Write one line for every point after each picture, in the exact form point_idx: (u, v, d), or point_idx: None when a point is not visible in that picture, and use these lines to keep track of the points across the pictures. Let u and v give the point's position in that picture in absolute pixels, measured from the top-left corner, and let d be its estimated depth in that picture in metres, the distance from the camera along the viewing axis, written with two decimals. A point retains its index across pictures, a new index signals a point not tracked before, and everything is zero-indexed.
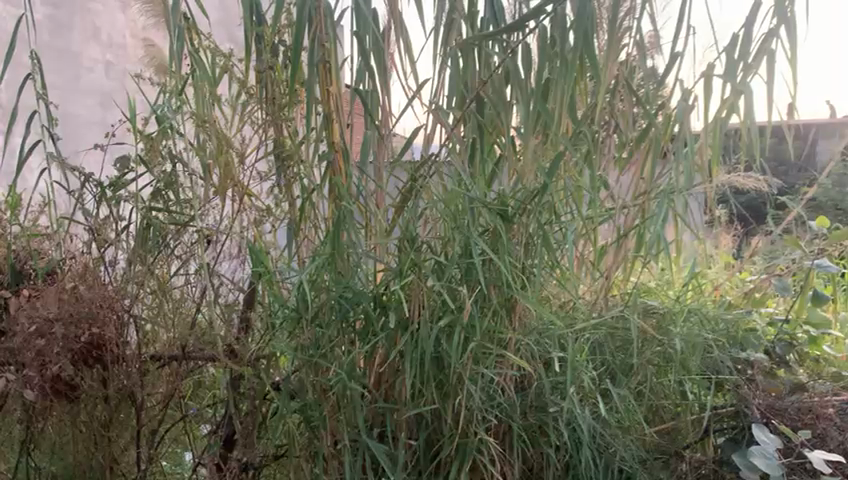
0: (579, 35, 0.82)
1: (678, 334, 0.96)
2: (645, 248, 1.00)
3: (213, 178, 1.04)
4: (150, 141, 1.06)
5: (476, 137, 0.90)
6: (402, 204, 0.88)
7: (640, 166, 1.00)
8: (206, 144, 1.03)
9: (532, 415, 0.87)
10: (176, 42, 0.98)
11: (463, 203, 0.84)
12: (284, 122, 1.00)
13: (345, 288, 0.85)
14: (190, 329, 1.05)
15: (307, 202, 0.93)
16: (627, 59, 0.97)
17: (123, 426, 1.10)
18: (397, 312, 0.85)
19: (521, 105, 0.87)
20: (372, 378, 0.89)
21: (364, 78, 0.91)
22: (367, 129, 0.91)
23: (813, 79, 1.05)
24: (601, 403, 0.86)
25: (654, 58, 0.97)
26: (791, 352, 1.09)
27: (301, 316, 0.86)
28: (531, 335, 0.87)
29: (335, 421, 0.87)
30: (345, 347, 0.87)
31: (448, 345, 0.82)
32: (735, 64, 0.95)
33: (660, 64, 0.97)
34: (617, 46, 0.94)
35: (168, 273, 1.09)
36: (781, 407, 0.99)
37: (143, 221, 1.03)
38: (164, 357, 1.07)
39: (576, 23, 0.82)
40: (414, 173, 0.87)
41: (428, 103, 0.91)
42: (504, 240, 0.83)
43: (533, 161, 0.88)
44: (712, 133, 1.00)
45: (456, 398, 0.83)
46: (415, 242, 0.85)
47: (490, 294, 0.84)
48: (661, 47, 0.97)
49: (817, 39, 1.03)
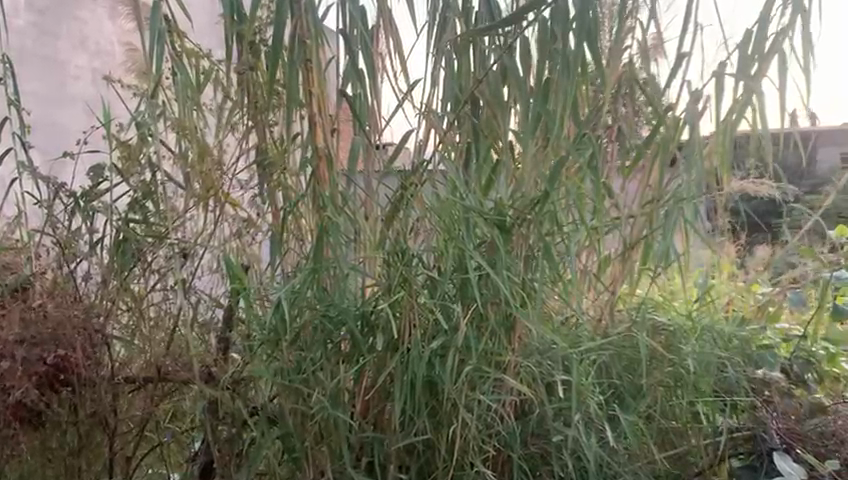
0: (583, 34, 0.79)
1: (691, 353, 0.90)
2: (651, 261, 0.95)
3: (194, 187, 0.98)
4: (129, 149, 1.01)
5: (472, 142, 0.84)
6: (392, 214, 0.81)
7: (646, 174, 0.94)
8: (188, 152, 0.97)
9: (533, 444, 0.80)
10: (156, 43, 0.92)
11: (459, 212, 0.77)
12: (267, 126, 0.95)
13: (329, 306, 0.80)
14: (167, 349, 1.00)
15: (291, 213, 0.89)
16: (630, 62, 0.91)
17: (95, 453, 1.02)
18: (385, 333, 0.77)
19: (520, 106, 0.80)
20: (360, 407, 0.81)
21: (353, 80, 0.86)
22: (355, 134, 0.86)
23: (823, 80, 1.02)
24: (610, 431, 0.79)
25: (658, 63, 0.92)
26: (808, 371, 1.03)
27: (280, 337, 0.80)
28: (534, 355, 0.80)
29: (317, 453, 0.81)
30: (329, 372, 0.79)
31: (441, 370, 0.76)
32: (750, 61, 0.90)
33: (665, 69, 0.93)
34: (620, 47, 0.90)
35: (144, 288, 1.01)
36: (803, 432, 0.95)
37: (118, 236, 0.97)
38: (138, 380, 1.00)
39: (579, 19, 0.79)
40: (406, 181, 0.80)
41: (419, 105, 0.85)
42: (501, 253, 0.77)
43: (533, 166, 0.81)
44: (724, 134, 0.93)
45: (451, 425, 0.76)
46: (406, 254, 0.79)
47: (487, 314, 0.77)
48: (666, 49, 0.93)
49: (829, 44, 1.00)
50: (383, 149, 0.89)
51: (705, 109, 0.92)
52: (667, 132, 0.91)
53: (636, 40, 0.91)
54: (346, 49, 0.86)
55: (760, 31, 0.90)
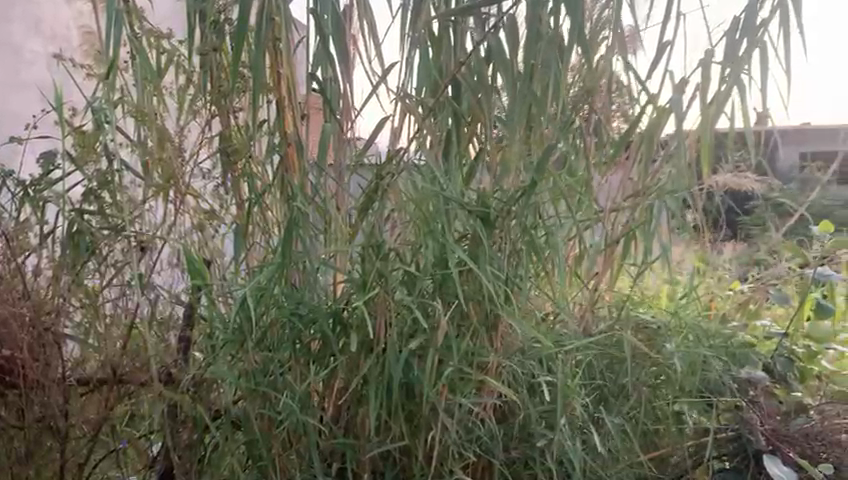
0: (575, 32, 0.76)
1: (676, 351, 0.86)
2: (628, 255, 0.93)
3: (153, 177, 0.92)
4: (82, 136, 0.93)
5: (451, 128, 0.79)
6: (364, 206, 0.75)
7: (628, 167, 0.91)
8: (146, 139, 0.92)
9: (515, 449, 0.76)
10: (113, 25, 0.85)
11: (436, 205, 0.73)
12: (231, 113, 0.90)
13: (298, 304, 0.74)
14: (123, 351, 0.93)
15: (257, 204, 0.84)
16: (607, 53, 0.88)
17: (44, 461, 0.95)
18: (360, 332, 0.72)
19: (506, 87, 0.76)
20: (330, 411, 0.77)
21: (323, 63, 0.81)
22: (326, 121, 0.80)
23: (810, 78, 0.99)
24: (596, 435, 0.75)
25: (636, 54, 0.90)
26: (791, 369, 1.00)
27: (245, 338, 0.74)
28: (515, 356, 0.76)
29: (285, 460, 0.76)
30: (297, 374, 0.75)
31: (420, 371, 0.71)
32: (736, 45, 0.86)
33: (642, 60, 0.91)
34: (598, 37, 0.86)
35: (100, 284, 0.95)
36: (787, 434, 0.91)
37: (70, 227, 0.91)
38: (91, 381, 0.94)
39: (571, 8, 0.75)
40: (380, 170, 0.74)
41: (395, 90, 0.79)
42: (484, 248, 0.72)
43: (519, 154, 0.77)
44: (707, 129, 0.89)
45: (429, 431, 0.71)
46: (381, 249, 0.73)
47: (470, 312, 0.73)
48: (642, 39, 0.90)
49: (818, 38, 0.98)
50: (351, 142, 0.83)
51: (691, 108, 0.89)
52: (647, 129, 0.88)
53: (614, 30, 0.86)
54: (316, 30, 0.79)
55: (749, 19, 0.85)
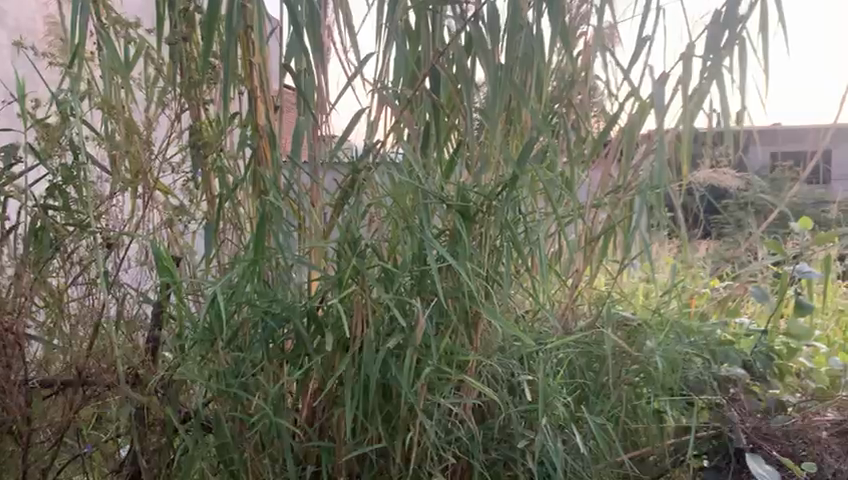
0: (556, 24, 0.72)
1: (656, 349, 0.85)
2: (610, 251, 0.91)
3: (121, 171, 0.89)
4: (46, 128, 0.89)
5: (430, 121, 0.77)
6: (341, 201, 0.74)
7: (609, 160, 0.88)
8: (114, 133, 0.89)
9: (494, 450, 0.74)
10: (79, 13, 0.81)
11: (416, 199, 0.71)
12: (202, 105, 0.88)
13: (271, 303, 0.71)
14: (89, 352, 0.89)
15: (229, 200, 0.81)
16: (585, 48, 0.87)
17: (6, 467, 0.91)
18: (336, 330, 0.70)
19: (487, 79, 0.73)
20: (305, 414, 0.75)
21: (297, 54, 0.77)
22: (301, 114, 0.78)
23: (790, 77, 0.99)
24: (578, 435, 0.74)
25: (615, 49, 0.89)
26: (771, 366, 1.00)
27: (216, 338, 0.71)
28: (495, 355, 0.74)
29: (257, 463, 0.74)
30: (270, 374, 0.73)
31: (398, 371, 0.69)
32: (719, 39, 0.85)
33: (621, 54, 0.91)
34: (574, 33, 0.85)
35: (65, 282, 0.92)
36: (769, 431, 0.91)
37: (32, 223, 0.87)
38: (56, 383, 0.89)
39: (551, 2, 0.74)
40: (357, 164, 0.72)
41: (372, 83, 0.78)
42: (464, 242, 0.70)
43: (500, 146, 0.75)
44: (689, 125, 0.88)
45: (407, 433, 0.69)
46: (358, 245, 0.71)
47: (449, 309, 0.71)
48: (620, 33, 0.90)
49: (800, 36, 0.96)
50: (325, 139, 0.81)
51: (671, 102, 0.87)
52: (628, 124, 0.86)
53: (590, 26, 0.86)
54: (290, 21, 0.76)
55: (731, 10, 0.84)
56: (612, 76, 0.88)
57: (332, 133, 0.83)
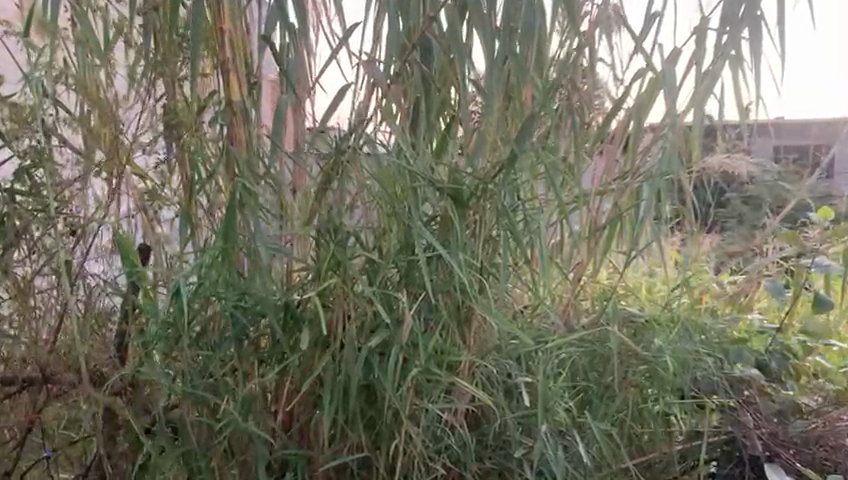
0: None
1: (665, 348, 0.78)
2: (617, 242, 0.85)
3: (93, 154, 0.82)
4: (14, 108, 0.83)
5: (421, 96, 0.69)
6: (324, 187, 0.66)
7: (614, 145, 0.81)
8: (88, 114, 0.82)
9: (489, 458, 0.69)
10: None
11: (405, 183, 0.65)
12: (176, 81, 0.80)
13: (242, 296, 0.65)
14: (51, 349, 0.83)
15: (203, 186, 0.74)
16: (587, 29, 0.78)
17: None
18: (312, 329, 0.64)
19: (484, 50, 0.68)
20: (282, 417, 0.69)
21: (282, 27, 0.70)
22: (283, 93, 0.70)
23: (809, 68, 0.91)
24: (580, 442, 0.68)
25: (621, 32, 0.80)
26: (786, 367, 0.94)
27: (180, 334, 0.65)
28: (491, 355, 0.68)
29: (228, 471, 0.68)
30: (242, 374, 0.67)
31: (381, 373, 0.63)
32: (735, 13, 0.77)
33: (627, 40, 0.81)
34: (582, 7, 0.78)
35: (30, 272, 0.85)
36: (783, 437, 0.85)
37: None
38: (16, 382, 0.83)
39: None
40: (339, 143, 0.65)
41: (360, 57, 0.71)
42: (457, 232, 0.64)
43: (497, 125, 0.69)
44: (700, 108, 0.80)
45: (392, 440, 0.64)
46: (340, 230, 0.65)
47: (440, 305, 0.65)
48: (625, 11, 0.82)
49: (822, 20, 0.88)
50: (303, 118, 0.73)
51: (682, 83, 0.80)
52: (636, 104, 0.79)
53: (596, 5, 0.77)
54: None
55: None
56: (617, 58, 0.80)
57: (315, 119, 0.76)
